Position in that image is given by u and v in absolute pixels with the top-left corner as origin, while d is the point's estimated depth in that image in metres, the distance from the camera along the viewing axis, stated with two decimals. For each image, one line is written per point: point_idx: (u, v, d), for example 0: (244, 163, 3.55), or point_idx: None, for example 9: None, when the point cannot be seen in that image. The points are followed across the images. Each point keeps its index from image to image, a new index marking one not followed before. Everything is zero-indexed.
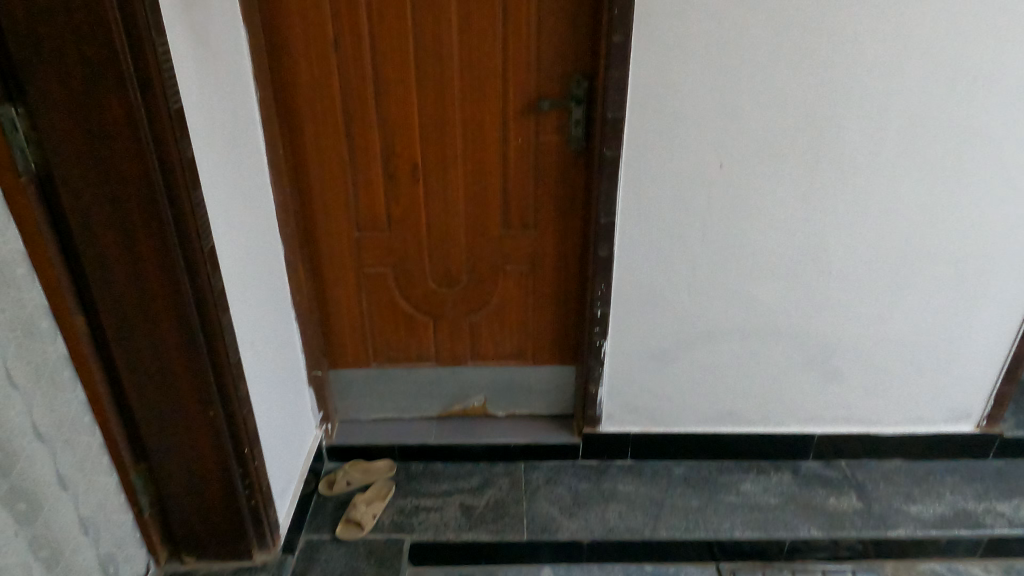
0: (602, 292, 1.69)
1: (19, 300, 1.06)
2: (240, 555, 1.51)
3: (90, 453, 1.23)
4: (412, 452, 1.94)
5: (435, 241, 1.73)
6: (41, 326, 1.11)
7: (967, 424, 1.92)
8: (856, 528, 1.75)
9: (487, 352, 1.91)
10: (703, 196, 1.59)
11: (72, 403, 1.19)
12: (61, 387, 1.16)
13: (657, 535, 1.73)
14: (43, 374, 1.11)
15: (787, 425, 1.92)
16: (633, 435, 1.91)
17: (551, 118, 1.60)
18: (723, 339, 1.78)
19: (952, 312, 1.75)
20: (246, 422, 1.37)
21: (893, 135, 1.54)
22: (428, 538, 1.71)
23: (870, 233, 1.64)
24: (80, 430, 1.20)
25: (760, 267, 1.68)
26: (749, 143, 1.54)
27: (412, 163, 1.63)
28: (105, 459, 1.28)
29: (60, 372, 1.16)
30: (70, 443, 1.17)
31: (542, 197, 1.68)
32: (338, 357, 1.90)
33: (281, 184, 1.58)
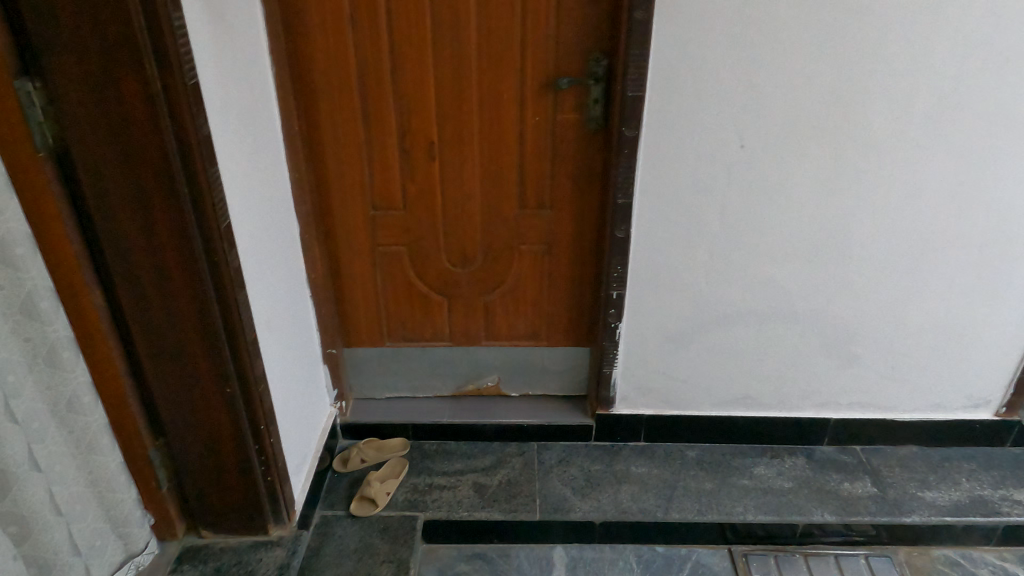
0: (619, 273, 1.67)
1: (14, 279, 1.03)
2: (256, 530, 1.53)
3: (89, 434, 1.21)
4: (425, 431, 1.94)
5: (451, 221, 1.72)
6: (41, 306, 1.07)
7: (985, 411, 1.90)
8: (870, 514, 1.74)
9: (502, 333, 1.91)
10: (723, 175, 1.57)
11: (74, 383, 1.16)
12: (61, 367, 1.13)
13: (669, 517, 1.73)
14: (37, 352, 1.09)
15: (802, 410, 1.91)
16: (646, 417, 1.91)
17: (570, 96, 1.57)
18: (740, 322, 1.76)
19: (975, 297, 1.72)
20: (262, 399, 1.37)
21: (920, 115, 1.51)
22: (441, 516, 1.72)
23: (893, 214, 1.61)
24: (79, 410, 1.18)
25: (780, 249, 1.66)
26: (772, 122, 1.51)
27: (428, 141, 1.62)
28: (110, 441, 1.25)
29: (62, 353, 1.13)
30: (72, 421, 1.17)
31: (559, 176, 1.66)
32: (353, 336, 1.90)
33: (296, 162, 1.57)
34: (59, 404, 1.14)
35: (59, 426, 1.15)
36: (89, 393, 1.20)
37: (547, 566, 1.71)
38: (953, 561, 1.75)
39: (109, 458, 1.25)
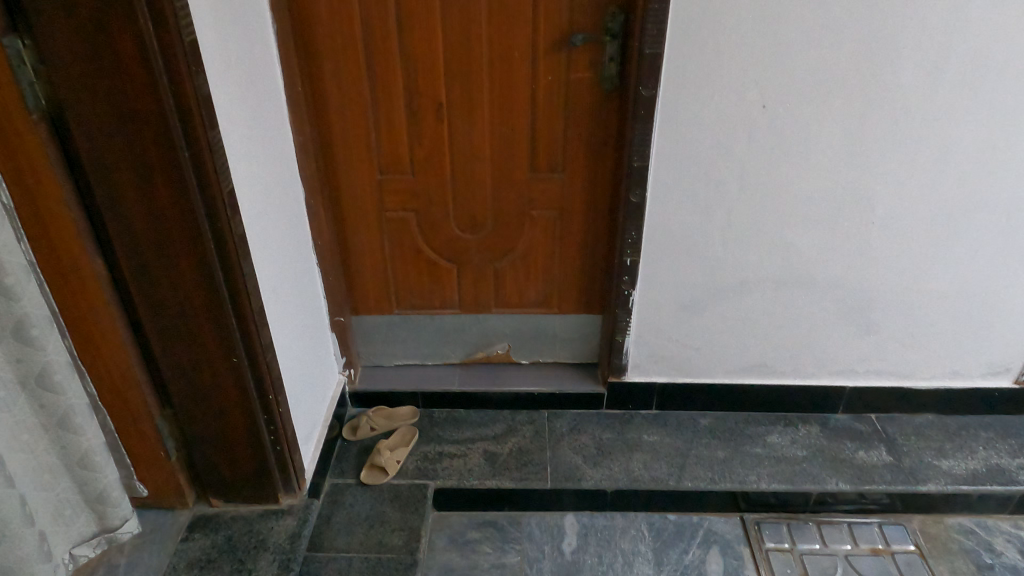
0: (633, 240, 1.63)
1: None
2: (266, 499, 1.52)
3: (65, 418, 1.09)
4: (434, 399, 1.93)
5: (460, 185, 1.67)
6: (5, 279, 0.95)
7: (1005, 378, 1.86)
8: (884, 483, 1.72)
9: (512, 300, 1.87)
10: (743, 137, 1.50)
11: (49, 362, 1.03)
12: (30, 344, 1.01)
13: (681, 486, 1.72)
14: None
15: (817, 377, 1.88)
16: (658, 385, 1.89)
17: (584, 54, 1.50)
18: (756, 290, 1.72)
19: (1001, 262, 1.66)
20: (270, 368, 1.35)
21: (952, 72, 1.43)
22: (451, 485, 1.72)
23: (919, 178, 1.55)
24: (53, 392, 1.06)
25: (799, 214, 1.60)
26: (796, 80, 1.44)
27: (436, 101, 1.56)
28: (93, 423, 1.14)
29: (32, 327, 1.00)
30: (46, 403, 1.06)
31: (572, 138, 1.60)
32: (361, 303, 1.87)
33: (300, 125, 1.52)
34: (26, 377, 1.03)
35: (27, 399, 1.05)
36: (65, 373, 1.06)
37: (558, 534, 1.73)
38: (968, 530, 1.73)
39: (90, 437, 1.13)
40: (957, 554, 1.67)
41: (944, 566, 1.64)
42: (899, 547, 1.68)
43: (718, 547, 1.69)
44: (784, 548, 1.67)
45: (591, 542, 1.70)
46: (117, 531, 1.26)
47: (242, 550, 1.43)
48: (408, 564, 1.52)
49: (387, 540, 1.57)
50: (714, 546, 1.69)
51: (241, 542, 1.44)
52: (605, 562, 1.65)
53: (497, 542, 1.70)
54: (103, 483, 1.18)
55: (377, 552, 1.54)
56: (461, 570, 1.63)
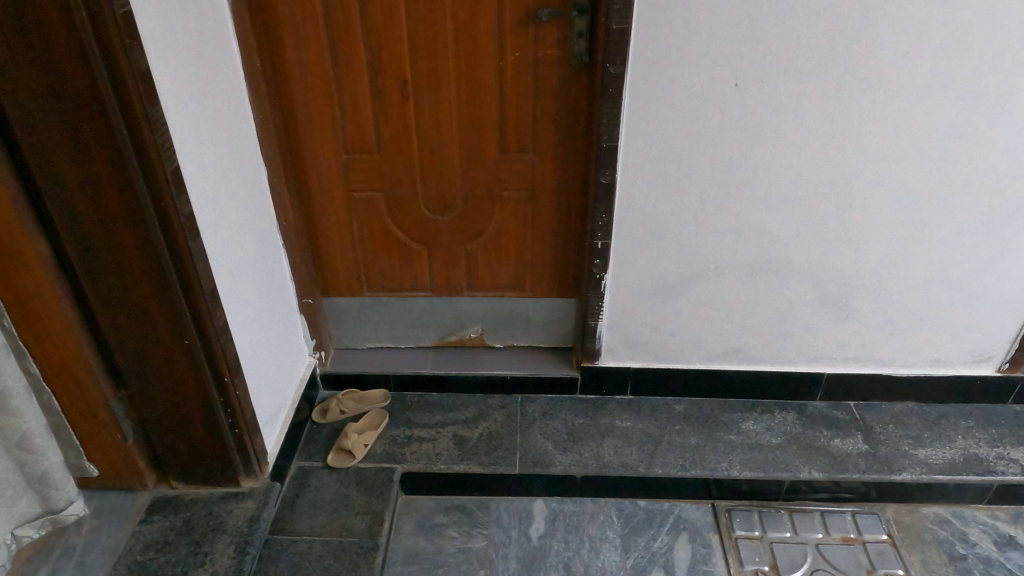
0: (604, 222, 1.59)
1: None
2: (226, 481, 1.50)
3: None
4: (406, 382, 1.91)
5: (428, 165, 1.63)
6: None
7: (987, 366, 1.82)
8: (858, 471, 1.69)
9: (485, 283, 1.83)
10: (715, 117, 1.46)
11: None
12: None
13: (652, 472, 1.69)
14: None
15: (795, 364, 1.85)
16: (632, 370, 1.86)
17: (551, 30, 1.45)
18: (731, 274, 1.68)
19: (983, 247, 1.62)
20: (225, 349, 1.33)
21: (932, 50, 1.38)
22: (419, 469, 1.70)
23: (897, 160, 1.50)
24: None
25: (775, 197, 1.56)
26: (769, 57, 1.39)
27: (401, 79, 1.51)
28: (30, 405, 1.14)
29: None
30: None
31: (542, 117, 1.55)
32: (330, 285, 1.84)
33: (260, 102, 1.47)
34: None
35: None
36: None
37: (526, 519, 1.71)
38: (943, 520, 1.71)
39: (28, 419, 1.14)
40: (929, 544, 1.65)
41: (915, 556, 1.62)
42: (870, 537, 1.65)
43: (687, 534, 1.68)
44: (753, 536, 1.66)
45: (559, 527, 1.69)
46: (62, 512, 1.27)
47: (200, 532, 1.42)
48: (369, 548, 1.51)
49: (350, 523, 1.56)
50: (683, 533, 1.68)
51: (199, 524, 1.43)
52: (571, 548, 1.64)
53: (464, 527, 1.69)
54: (44, 464, 1.19)
55: (339, 536, 1.53)
56: (426, 555, 1.62)
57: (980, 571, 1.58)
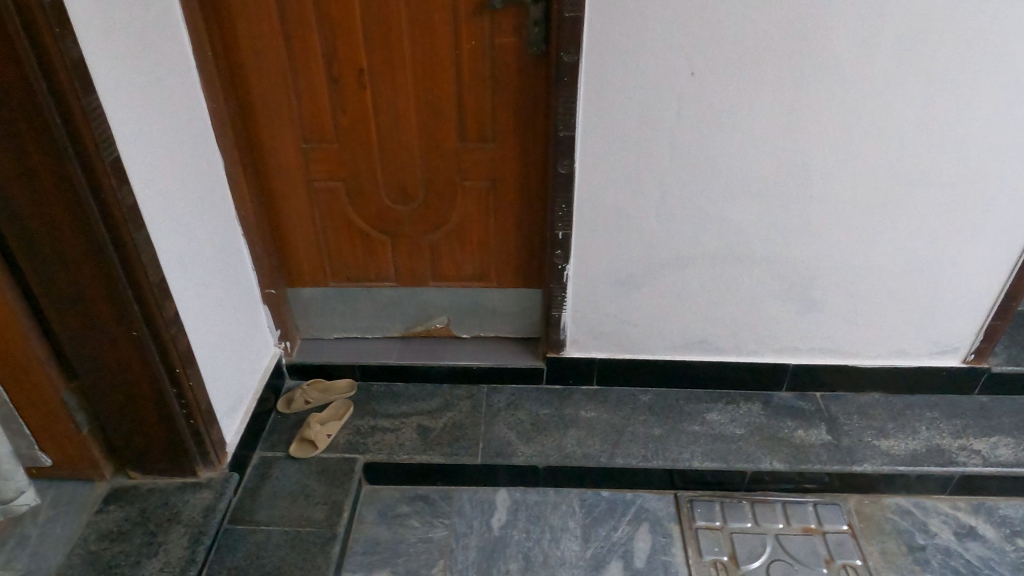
0: (563, 213, 1.58)
1: None
2: (183, 472, 1.51)
3: None
4: (372, 372, 1.90)
5: (388, 154, 1.62)
6: None
7: (953, 357, 1.82)
8: (820, 462, 1.69)
9: (449, 273, 1.83)
10: (673, 106, 1.44)
11: None
12: None
13: (613, 463, 1.70)
14: None
15: (760, 354, 1.84)
16: (598, 361, 1.86)
17: (507, 18, 1.43)
18: (693, 265, 1.67)
19: (944, 238, 1.61)
20: (176, 341, 1.33)
21: (890, 39, 1.36)
22: (381, 459, 1.70)
23: (857, 150, 1.49)
24: None
25: (734, 187, 1.55)
26: (724, 47, 1.37)
27: (357, 68, 1.49)
28: None
29: None
30: None
31: (501, 107, 1.54)
32: (295, 275, 1.84)
33: (214, 91, 1.46)
34: None
35: None
36: None
37: (488, 509, 1.72)
38: (904, 510, 1.71)
39: None
40: (889, 534, 1.65)
41: (874, 547, 1.62)
42: (831, 527, 1.66)
43: (648, 524, 1.68)
44: (714, 527, 1.66)
45: (520, 517, 1.69)
46: (12, 502, 1.27)
47: (155, 522, 1.42)
48: (327, 538, 1.51)
49: (309, 513, 1.56)
50: (644, 523, 1.68)
51: (155, 514, 1.44)
52: (532, 538, 1.64)
53: (426, 516, 1.70)
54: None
55: (297, 526, 1.54)
56: (387, 544, 1.62)
57: (937, 562, 1.58)
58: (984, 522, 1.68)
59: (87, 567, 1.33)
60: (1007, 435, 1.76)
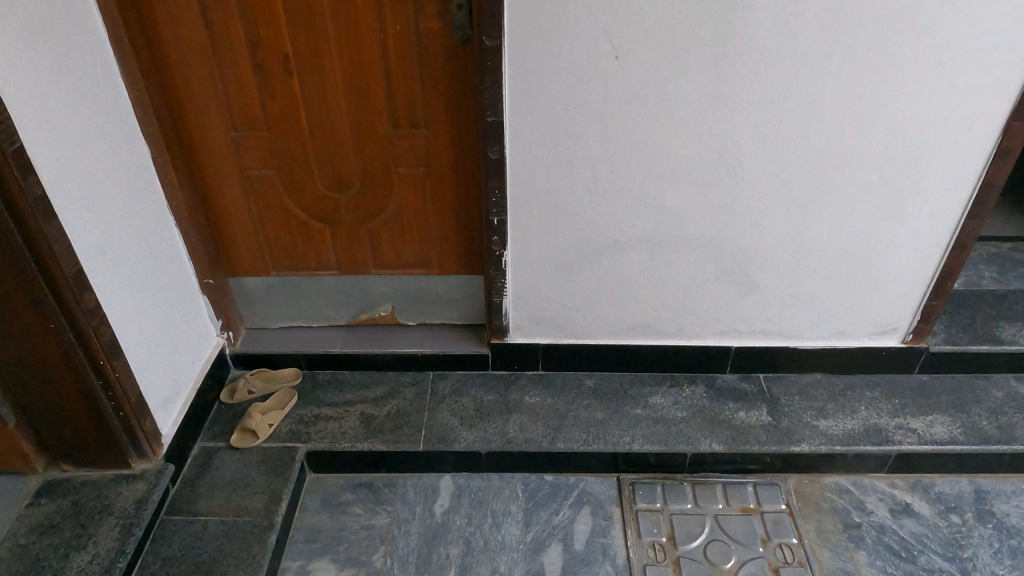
0: (498, 199, 1.58)
1: None
2: (116, 464, 1.50)
3: None
4: (317, 361, 1.90)
5: (320, 141, 1.60)
6: None
7: (892, 337, 1.84)
8: (758, 443, 1.71)
9: (391, 261, 1.82)
10: (599, 91, 1.44)
11: None
12: None
13: (554, 447, 1.71)
14: None
15: (702, 337, 1.85)
16: (542, 346, 1.86)
17: (430, 2, 1.42)
18: (630, 249, 1.67)
19: (875, 220, 1.62)
20: (99, 333, 1.32)
21: (812, 20, 1.36)
22: (322, 447, 1.70)
23: (787, 133, 1.49)
24: None
25: (666, 172, 1.55)
26: (647, 31, 1.37)
27: (283, 54, 1.48)
28: None
29: None
30: None
31: (431, 93, 1.53)
32: (235, 264, 1.83)
33: (136, 79, 1.44)
34: None
35: None
36: None
37: (431, 495, 1.72)
38: (843, 489, 1.73)
39: None
40: (826, 513, 1.67)
41: (811, 525, 1.64)
42: (769, 507, 1.67)
43: (589, 507, 1.69)
44: (654, 509, 1.67)
45: (463, 503, 1.70)
46: None
47: (86, 515, 1.42)
48: (263, 527, 1.51)
49: (246, 503, 1.56)
50: (586, 507, 1.69)
51: (87, 507, 1.43)
52: (473, 523, 1.65)
53: (369, 503, 1.70)
54: None
55: (234, 515, 1.53)
56: (329, 532, 1.62)
57: (871, 539, 1.60)
58: (919, 499, 1.70)
59: (14, 560, 1.32)
60: (944, 414, 1.78)
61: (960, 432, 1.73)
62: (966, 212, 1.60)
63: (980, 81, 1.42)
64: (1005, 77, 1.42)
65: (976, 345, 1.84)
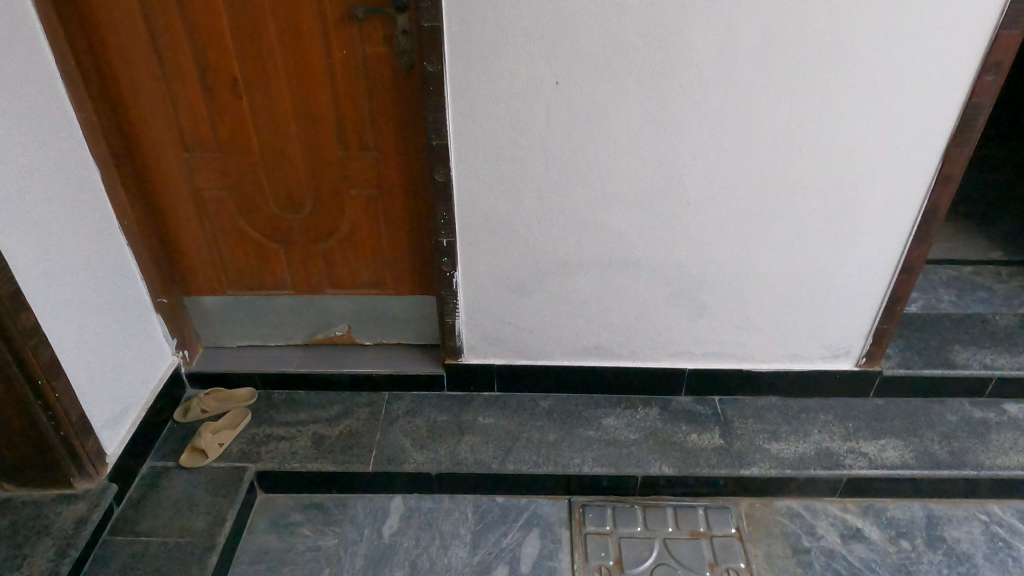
0: (445, 220, 1.59)
1: None
2: (58, 483, 1.50)
3: None
4: (273, 380, 1.90)
5: (271, 163, 1.62)
6: None
7: (845, 361, 1.84)
8: (708, 466, 1.71)
9: (346, 281, 1.83)
10: (542, 115, 1.46)
11: None
12: None
13: (504, 469, 1.70)
14: None
15: (656, 359, 1.86)
16: (496, 367, 1.86)
17: (375, 27, 1.44)
18: (580, 271, 1.68)
19: (822, 244, 1.63)
20: (37, 352, 1.33)
21: (746, 48, 1.38)
22: (272, 467, 1.70)
23: (728, 158, 1.51)
24: None
25: (612, 195, 1.56)
26: (585, 58, 1.39)
27: (231, 78, 1.50)
28: None
29: None
30: None
31: (379, 116, 1.55)
32: (191, 284, 1.84)
33: (85, 102, 1.46)
34: None
35: None
36: None
37: (381, 516, 1.71)
38: (794, 513, 1.72)
39: None
40: (776, 537, 1.66)
41: (760, 550, 1.62)
42: (719, 531, 1.66)
43: (538, 529, 1.68)
44: (603, 532, 1.66)
45: (412, 524, 1.69)
46: None
47: (24, 534, 1.41)
48: (205, 548, 1.50)
49: (190, 523, 1.55)
50: (534, 529, 1.68)
51: (25, 526, 1.43)
52: (421, 545, 1.64)
53: (318, 525, 1.69)
54: None
55: (177, 535, 1.52)
56: (275, 553, 1.61)
57: (819, 564, 1.59)
58: (870, 524, 1.69)
59: None
60: (896, 438, 1.78)
61: (911, 456, 1.73)
62: (911, 237, 1.61)
63: (918, 106, 1.44)
64: (942, 104, 1.43)
65: (929, 369, 1.84)
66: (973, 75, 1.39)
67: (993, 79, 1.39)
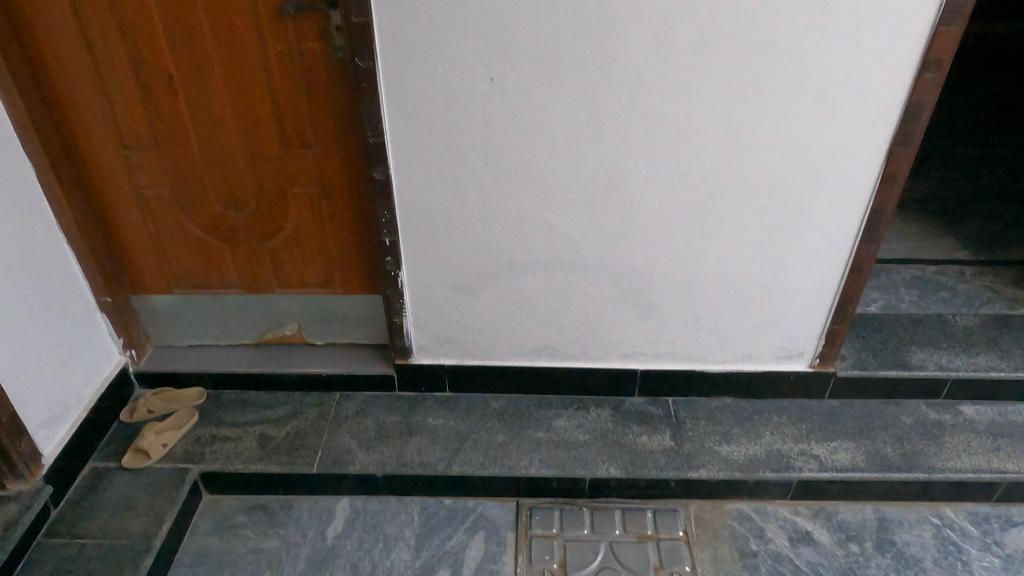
0: (386, 219, 1.57)
1: None
2: None
3: None
4: (222, 380, 1.89)
5: (211, 161, 1.60)
6: None
7: (799, 362, 1.82)
8: (656, 468, 1.69)
9: (294, 280, 1.81)
10: (478, 113, 1.43)
11: None
12: None
13: (450, 471, 1.68)
14: None
15: (608, 360, 1.84)
16: (446, 368, 1.85)
17: (308, 23, 1.41)
18: (526, 271, 1.66)
19: (769, 243, 1.61)
20: None
21: (682, 46, 1.36)
22: (215, 468, 1.68)
23: (670, 158, 1.49)
24: None
25: (555, 194, 1.54)
26: (520, 56, 1.37)
27: (166, 75, 1.48)
28: None
29: None
30: None
31: (318, 114, 1.53)
32: (138, 282, 1.82)
33: (16, 99, 1.44)
34: None
35: None
36: None
37: (325, 518, 1.69)
38: (744, 516, 1.70)
39: None
40: (724, 540, 1.64)
41: (706, 553, 1.60)
42: (666, 534, 1.64)
43: (484, 532, 1.66)
44: (549, 535, 1.64)
45: (357, 526, 1.67)
46: None
47: None
48: (140, 550, 1.48)
49: (127, 524, 1.53)
50: (480, 531, 1.66)
51: None
52: (363, 548, 1.62)
53: (262, 526, 1.67)
54: None
55: (113, 537, 1.51)
56: (215, 555, 1.59)
57: (766, 568, 1.57)
58: (820, 527, 1.67)
59: None
60: (849, 440, 1.76)
61: (863, 458, 1.70)
62: (859, 237, 1.59)
63: (859, 104, 1.41)
64: (884, 102, 1.41)
65: (885, 370, 1.82)
66: (914, 72, 1.37)
67: (933, 76, 1.37)
